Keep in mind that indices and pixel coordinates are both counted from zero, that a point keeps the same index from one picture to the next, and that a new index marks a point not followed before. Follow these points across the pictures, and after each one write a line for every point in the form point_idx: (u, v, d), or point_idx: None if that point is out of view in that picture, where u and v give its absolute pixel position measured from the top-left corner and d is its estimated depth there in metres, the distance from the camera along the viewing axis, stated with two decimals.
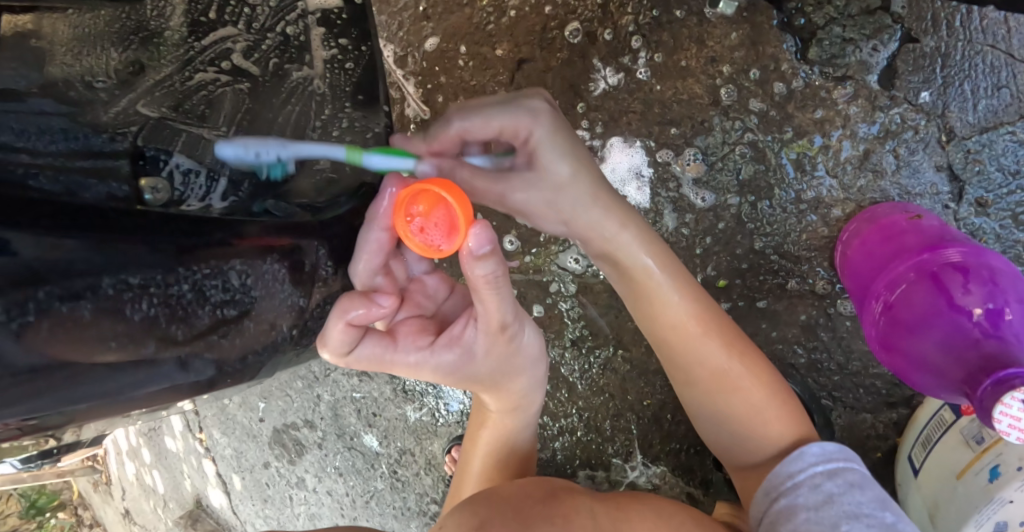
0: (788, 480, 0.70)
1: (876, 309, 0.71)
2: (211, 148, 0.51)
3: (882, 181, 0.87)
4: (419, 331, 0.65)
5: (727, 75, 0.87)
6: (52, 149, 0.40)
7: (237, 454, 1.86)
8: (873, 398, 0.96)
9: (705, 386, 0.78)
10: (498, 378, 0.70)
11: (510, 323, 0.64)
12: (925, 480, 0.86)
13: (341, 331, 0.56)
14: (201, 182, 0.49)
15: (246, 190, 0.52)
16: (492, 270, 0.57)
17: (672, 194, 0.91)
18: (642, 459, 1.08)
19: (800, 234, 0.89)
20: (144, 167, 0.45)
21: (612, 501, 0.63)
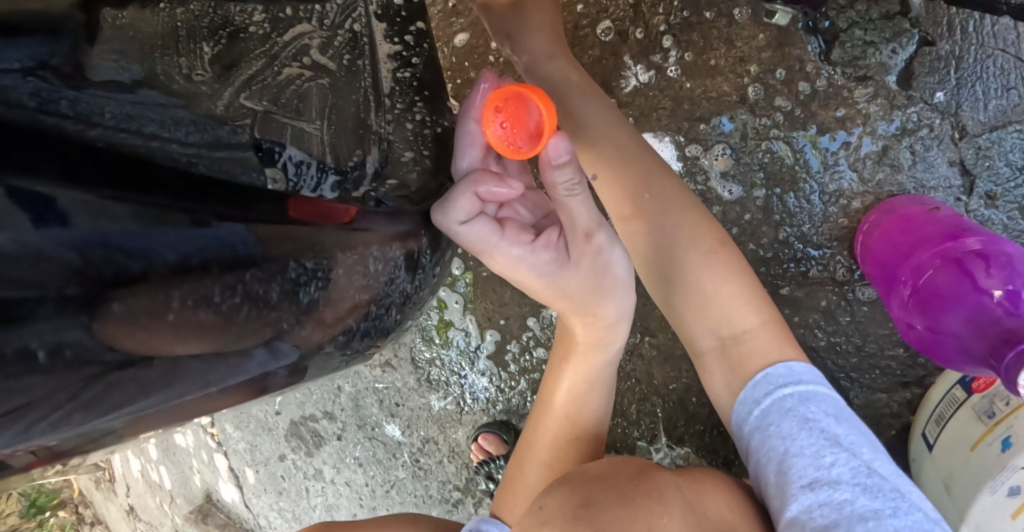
0: (754, 408, 0.73)
1: (903, 293, 0.76)
2: (314, 140, 0.54)
3: (899, 175, 0.91)
4: (521, 228, 0.71)
5: (754, 75, 0.92)
6: (194, 140, 0.43)
7: (253, 447, 1.89)
8: (888, 379, 1.02)
9: (713, 328, 0.78)
10: (585, 294, 0.75)
11: (595, 231, 0.70)
12: (939, 455, 0.92)
13: (469, 200, 0.63)
14: (312, 171, 0.53)
15: (349, 181, 0.57)
16: (569, 179, 0.65)
17: (700, 186, 0.96)
18: (666, 441, 1.12)
19: (822, 224, 0.94)
20: (264, 158, 0.49)
21: (685, 474, 0.67)
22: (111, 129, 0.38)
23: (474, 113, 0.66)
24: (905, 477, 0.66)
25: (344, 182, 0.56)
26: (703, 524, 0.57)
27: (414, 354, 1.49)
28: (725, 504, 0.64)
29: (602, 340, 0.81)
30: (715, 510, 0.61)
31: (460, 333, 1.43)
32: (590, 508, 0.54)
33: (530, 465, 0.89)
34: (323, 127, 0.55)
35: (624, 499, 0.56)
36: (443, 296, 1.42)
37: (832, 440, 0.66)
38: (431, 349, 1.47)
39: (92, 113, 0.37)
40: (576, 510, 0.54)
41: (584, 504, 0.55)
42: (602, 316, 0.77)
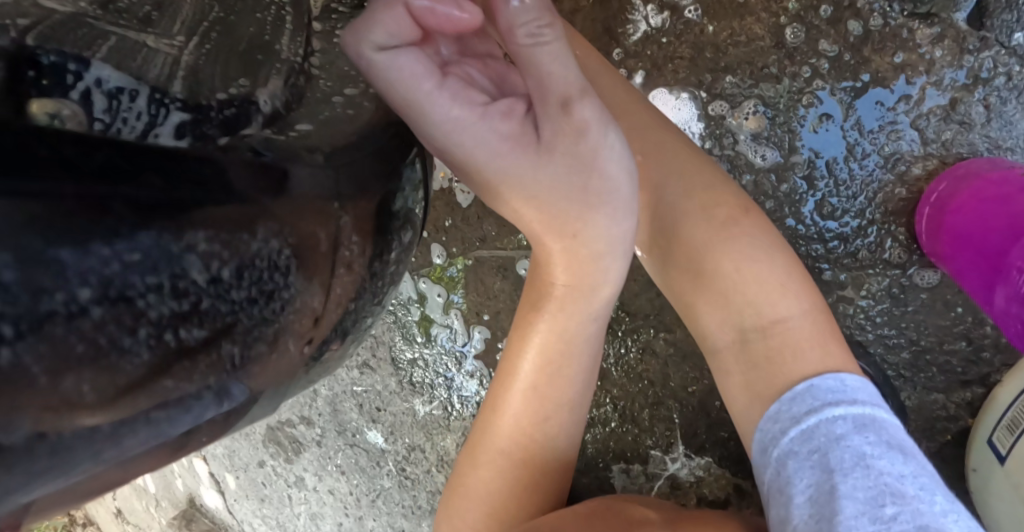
0: (795, 424, 0.55)
1: (1017, 279, 0.65)
2: (155, 62, 0.33)
3: (968, 134, 0.75)
4: (472, 89, 0.52)
5: (792, 13, 0.74)
6: None
7: (230, 453, 1.74)
8: (947, 377, 0.86)
9: (693, 256, 0.65)
10: (565, 193, 0.57)
11: (575, 98, 0.52)
12: (1016, 468, 0.76)
13: (397, 16, 0.45)
14: (139, 105, 0.30)
15: (215, 123, 0.32)
16: (529, 21, 0.48)
17: (727, 151, 0.79)
18: (684, 449, 0.97)
19: (875, 195, 0.78)
20: (40, 84, 0.26)
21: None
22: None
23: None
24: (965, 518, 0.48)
25: (205, 123, 0.32)
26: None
27: (395, 353, 1.33)
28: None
29: (588, 258, 0.62)
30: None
31: (444, 330, 1.28)
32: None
33: (489, 463, 0.70)
34: (188, 47, 0.36)
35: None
36: (421, 287, 1.27)
37: (894, 489, 0.48)
38: (415, 348, 1.31)
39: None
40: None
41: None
42: (591, 232, 0.60)
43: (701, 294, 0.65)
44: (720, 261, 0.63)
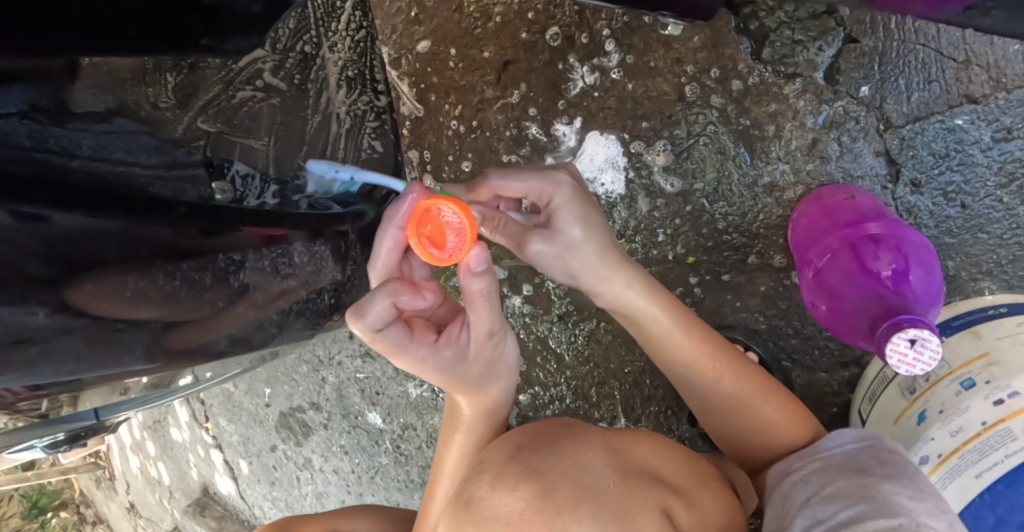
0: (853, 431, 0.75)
1: (808, 275, 0.82)
2: (260, 157, 0.62)
3: (828, 165, 0.97)
4: (426, 328, 0.69)
5: (690, 75, 0.98)
6: (152, 164, 0.50)
7: (245, 440, 1.96)
8: (828, 358, 1.04)
9: (677, 363, 0.84)
10: (479, 381, 0.73)
11: (496, 331, 0.69)
12: (870, 431, 0.92)
13: (383, 307, 0.62)
14: (257, 184, 0.60)
15: (292, 191, 0.63)
16: (486, 286, 0.63)
17: (645, 180, 1.02)
18: (625, 422, 1.19)
19: (758, 214, 1.00)
20: (214, 174, 0.56)
21: (623, 433, 0.68)
22: (87, 159, 0.46)
23: (400, 222, 0.64)
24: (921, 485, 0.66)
25: (286, 191, 0.63)
26: (625, 464, 0.59)
27: None
28: (651, 452, 0.66)
29: (492, 414, 0.79)
30: (639, 456, 0.63)
31: None
32: (526, 454, 0.54)
33: None
34: (272, 143, 0.64)
35: (549, 442, 0.57)
36: None
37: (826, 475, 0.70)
38: None
39: (70, 146, 0.45)
40: (510, 455, 0.55)
41: (521, 450, 0.55)
42: (487, 395, 0.76)
43: (671, 373, 0.86)
44: (686, 359, 0.83)
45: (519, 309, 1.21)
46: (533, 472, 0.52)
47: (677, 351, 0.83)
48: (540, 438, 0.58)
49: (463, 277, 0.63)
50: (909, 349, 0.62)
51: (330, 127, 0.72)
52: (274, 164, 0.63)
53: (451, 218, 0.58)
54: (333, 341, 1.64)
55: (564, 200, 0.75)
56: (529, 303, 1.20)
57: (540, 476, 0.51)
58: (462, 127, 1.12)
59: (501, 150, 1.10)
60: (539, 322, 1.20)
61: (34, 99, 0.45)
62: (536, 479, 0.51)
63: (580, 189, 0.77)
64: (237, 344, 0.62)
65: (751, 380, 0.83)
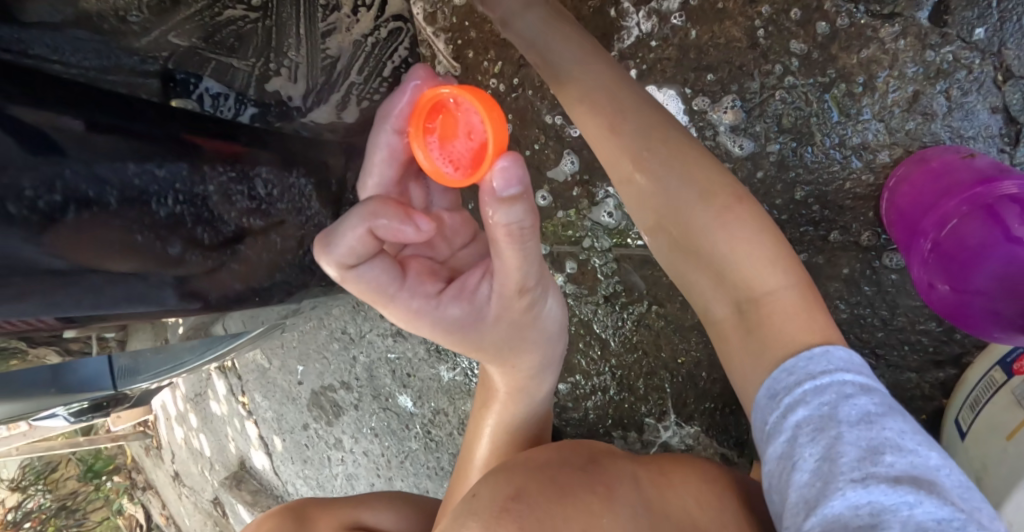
0: (808, 382, 0.58)
1: (925, 248, 0.69)
2: (237, 77, 0.57)
3: (931, 124, 0.81)
4: (429, 276, 0.60)
5: (766, 17, 0.83)
6: (85, 64, 0.44)
7: (278, 416, 1.92)
8: (920, 357, 0.89)
9: (684, 230, 0.72)
10: (506, 348, 0.65)
11: (530, 287, 0.59)
12: (972, 443, 0.78)
13: (358, 235, 0.52)
14: (230, 103, 0.57)
15: (274, 114, 0.61)
16: (519, 220, 0.50)
17: (709, 142, 0.88)
18: (675, 418, 1.06)
19: (843, 183, 0.85)
20: (174, 89, 0.52)
21: (655, 463, 0.61)
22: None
23: (395, 122, 0.56)
24: (977, 495, 0.50)
25: (269, 115, 0.61)
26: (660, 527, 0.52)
27: None
28: (693, 500, 0.57)
29: (528, 394, 0.72)
30: (676, 506, 0.55)
31: None
32: (522, 502, 0.51)
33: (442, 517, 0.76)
34: (258, 64, 0.58)
35: (562, 493, 0.52)
36: None
37: (876, 450, 0.51)
38: None
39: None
40: (505, 504, 0.52)
41: (519, 497, 0.52)
42: (523, 364, 0.67)
43: (688, 264, 0.73)
44: (716, 239, 0.69)
45: (561, 289, 1.09)
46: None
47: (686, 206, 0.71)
48: (551, 480, 0.54)
49: (486, 204, 0.50)
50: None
51: (339, 57, 0.68)
52: (255, 86, 0.59)
53: (473, 124, 0.50)
54: (364, 318, 1.57)
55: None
56: (572, 283, 1.08)
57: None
58: (501, 85, 1.03)
59: None
60: (582, 304, 1.08)
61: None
62: None
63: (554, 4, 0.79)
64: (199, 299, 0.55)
65: (777, 250, 0.68)
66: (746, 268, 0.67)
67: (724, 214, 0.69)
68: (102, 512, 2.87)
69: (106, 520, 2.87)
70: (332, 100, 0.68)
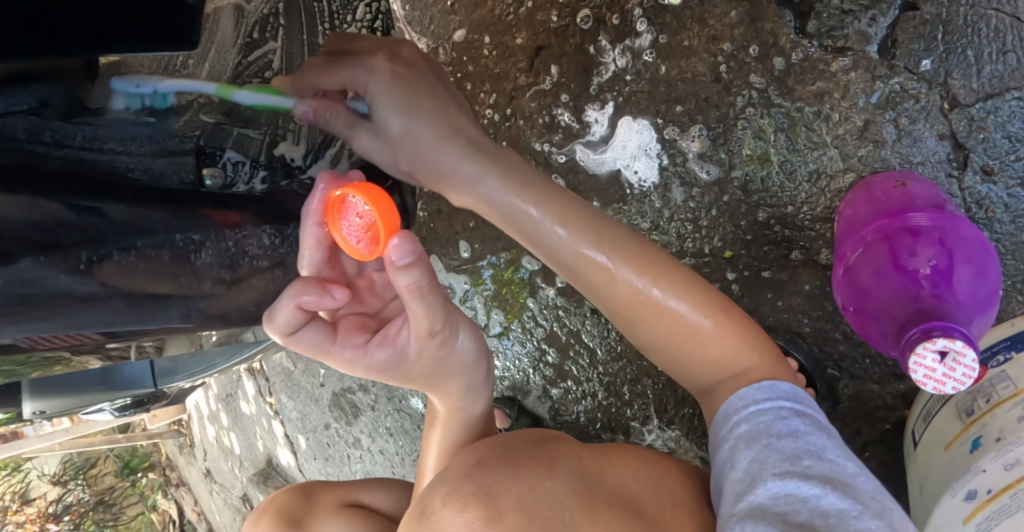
0: (752, 406, 0.66)
1: (840, 270, 0.78)
2: (252, 146, 0.68)
3: (882, 151, 0.88)
4: (358, 328, 0.63)
5: (728, 53, 0.91)
6: (139, 152, 0.58)
7: (302, 416, 2.04)
8: (881, 367, 0.96)
9: (596, 290, 0.74)
10: (433, 379, 0.68)
11: (439, 328, 0.62)
12: (921, 453, 0.85)
13: (290, 312, 0.57)
14: (247, 169, 0.67)
15: (281, 175, 0.70)
16: (417, 280, 0.56)
17: (679, 168, 0.97)
18: (658, 422, 1.15)
19: (803, 206, 0.93)
20: (205, 160, 0.63)
21: (602, 448, 0.67)
22: (75, 149, 0.53)
23: (316, 216, 0.59)
24: (890, 499, 0.58)
25: (276, 176, 0.70)
26: (594, 493, 0.58)
27: None
28: (633, 476, 0.64)
29: (465, 415, 0.75)
30: (615, 482, 0.61)
31: None
32: (482, 469, 0.60)
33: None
34: (269, 134, 0.70)
35: (513, 464, 0.60)
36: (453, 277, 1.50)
37: (805, 453, 0.59)
38: None
39: (64, 137, 0.53)
40: (469, 470, 0.60)
41: (479, 466, 0.60)
42: (452, 392, 0.71)
43: (614, 314, 0.76)
44: (626, 294, 0.73)
45: (552, 301, 1.18)
46: (485, 493, 0.56)
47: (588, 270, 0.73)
48: (507, 455, 0.61)
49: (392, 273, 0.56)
50: (937, 363, 0.59)
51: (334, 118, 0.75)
52: (266, 152, 0.70)
53: (365, 211, 0.55)
54: None
55: (379, 86, 0.71)
56: (562, 296, 1.17)
57: (491, 497, 0.56)
58: (496, 115, 1.10)
59: (533, 137, 1.07)
60: (571, 316, 1.17)
61: (43, 97, 0.53)
62: (487, 502, 0.55)
63: (391, 66, 0.72)
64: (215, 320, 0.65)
65: (688, 294, 0.72)
66: (668, 309, 0.72)
67: (635, 256, 0.73)
68: (137, 508, 3.03)
69: (140, 515, 3.03)
70: (327, 156, 0.76)
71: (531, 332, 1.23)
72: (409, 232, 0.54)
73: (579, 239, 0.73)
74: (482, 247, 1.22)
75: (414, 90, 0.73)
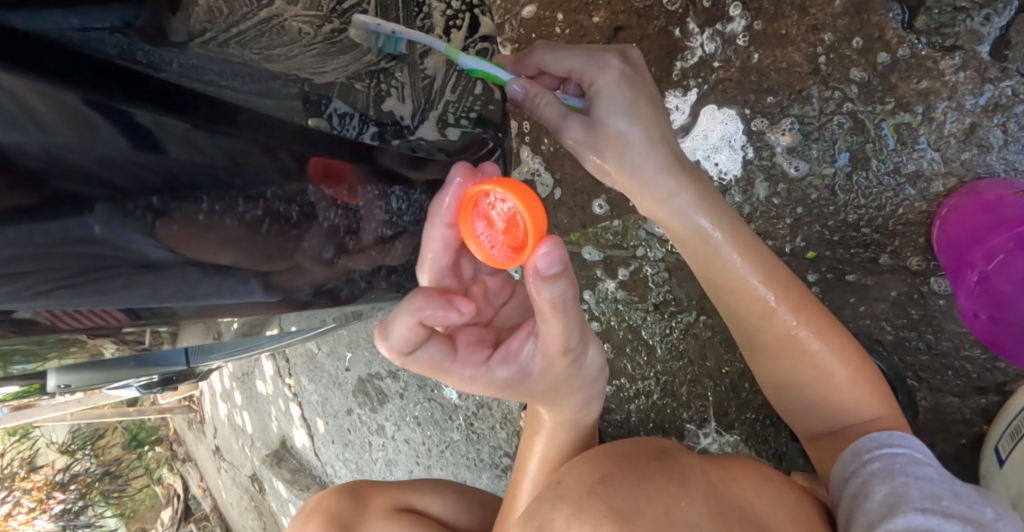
0: (885, 447, 0.70)
1: (970, 277, 0.82)
2: (359, 96, 0.63)
3: (987, 156, 0.84)
4: (477, 343, 0.63)
5: (828, 44, 0.86)
6: (238, 91, 0.51)
7: (323, 400, 2.01)
8: (962, 381, 0.92)
9: (780, 348, 0.79)
10: (549, 393, 0.68)
11: (573, 347, 0.62)
12: (1012, 472, 0.83)
13: (406, 326, 0.56)
14: (355, 123, 0.61)
15: (391, 133, 0.66)
16: (561, 294, 0.55)
17: (765, 162, 0.93)
18: (716, 426, 1.11)
19: (897, 208, 0.89)
20: (312, 108, 0.58)
21: (720, 464, 0.67)
22: (175, 75, 0.45)
23: (445, 217, 0.59)
24: None
25: (386, 134, 0.65)
26: (725, 512, 0.58)
27: None
28: (758, 499, 0.63)
29: (573, 424, 0.76)
30: (740, 500, 0.61)
31: None
32: (610, 487, 0.58)
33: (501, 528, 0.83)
34: (371, 86, 0.65)
35: (647, 482, 0.59)
36: None
37: (947, 494, 0.61)
38: None
39: (159, 61, 0.44)
40: (594, 486, 0.58)
41: (604, 481, 0.59)
42: (565, 407, 0.71)
43: (751, 349, 0.83)
44: (790, 334, 0.78)
45: (612, 294, 1.14)
46: (618, 514, 0.55)
47: (747, 300, 0.79)
48: (632, 469, 0.61)
49: (533, 282, 0.55)
50: None
51: (436, 76, 0.72)
52: (373, 106, 0.64)
53: (506, 203, 0.53)
54: None
55: (607, 82, 0.71)
56: (622, 290, 1.13)
57: (622, 518, 0.55)
58: None
59: None
60: (631, 311, 1.13)
61: (129, 17, 0.42)
62: (620, 523, 0.55)
63: (635, 72, 0.73)
64: (308, 293, 0.62)
65: (839, 344, 0.77)
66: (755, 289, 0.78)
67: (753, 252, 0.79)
68: (141, 480, 3.01)
69: (146, 488, 3.01)
70: (433, 118, 0.71)
71: None
72: (554, 239, 0.52)
73: (754, 269, 0.78)
74: None
75: (659, 112, 0.74)
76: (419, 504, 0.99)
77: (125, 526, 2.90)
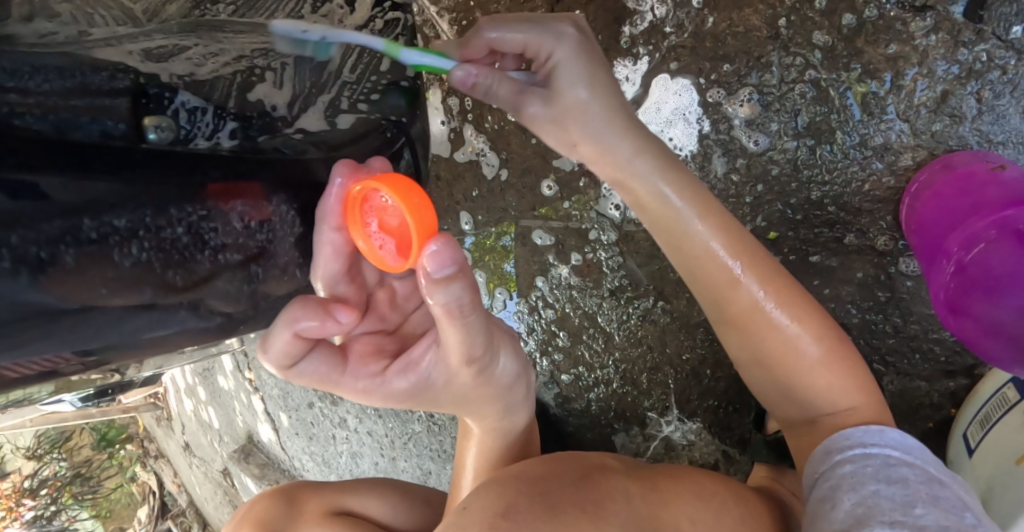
0: (858, 447, 0.63)
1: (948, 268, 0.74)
2: (219, 86, 0.55)
3: (960, 127, 0.78)
4: (374, 355, 0.60)
5: (789, 5, 0.78)
6: (43, 88, 0.42)
7: (285, 394, 1.93)
8: (930, 365, 0.87)
9: (759, 337, 0.70)
10: (463, 403, 0.64)
11: (478, 356, 0.57)
12: (979, 462, 0.77)
13: (283, 339, 0.52)
14: (210, 120, 0.54)
15: (257, 127, 0.58)
16: (450, 294, 0.48)
17: (723, 136, 0.85)
18: (678, 413, 1.05)
19: (862, 183, 0.82)
20: (147, 106, 0.49)
21: (647, 478, 0.62)
22: None
23: (331, 219, 0.57)
24: None
25: (251, 129, 0.57)
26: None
27: None
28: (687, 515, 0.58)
29: (501, 431, 0.71)
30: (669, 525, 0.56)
31: None
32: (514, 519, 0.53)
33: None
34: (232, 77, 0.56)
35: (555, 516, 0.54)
36: None
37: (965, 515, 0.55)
38: None
39: None
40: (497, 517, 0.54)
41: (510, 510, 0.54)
42: (485, 414, 0.67)
43: (728, 326, 0.72)
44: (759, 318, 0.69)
45: (566, 280, 1.06)
46: None
47: (714, 268, 0.69)
48: (542, 496, 0.56)
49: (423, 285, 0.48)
50: None
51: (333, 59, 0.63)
52: (236, 97, 0.56)
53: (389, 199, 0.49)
54: None
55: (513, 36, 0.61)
56: (577, 275, 1.05)
57: None
58: None
59: None
60: (586, 297, 1.06)
61: None
62: None
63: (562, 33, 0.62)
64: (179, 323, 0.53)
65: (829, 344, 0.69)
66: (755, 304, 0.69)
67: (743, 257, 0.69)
68: (115, 478, 2.87)
69: (120, 487, 2.86)
70: (321, 103, 0.63)
71: (540, 313, 1.11)
72: (448, 237, 0.46)
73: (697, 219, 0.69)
74: (487, 218, 1.10)
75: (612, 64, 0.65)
76: (354, 505, 0.92)
77: (101, 527, 2.81)
